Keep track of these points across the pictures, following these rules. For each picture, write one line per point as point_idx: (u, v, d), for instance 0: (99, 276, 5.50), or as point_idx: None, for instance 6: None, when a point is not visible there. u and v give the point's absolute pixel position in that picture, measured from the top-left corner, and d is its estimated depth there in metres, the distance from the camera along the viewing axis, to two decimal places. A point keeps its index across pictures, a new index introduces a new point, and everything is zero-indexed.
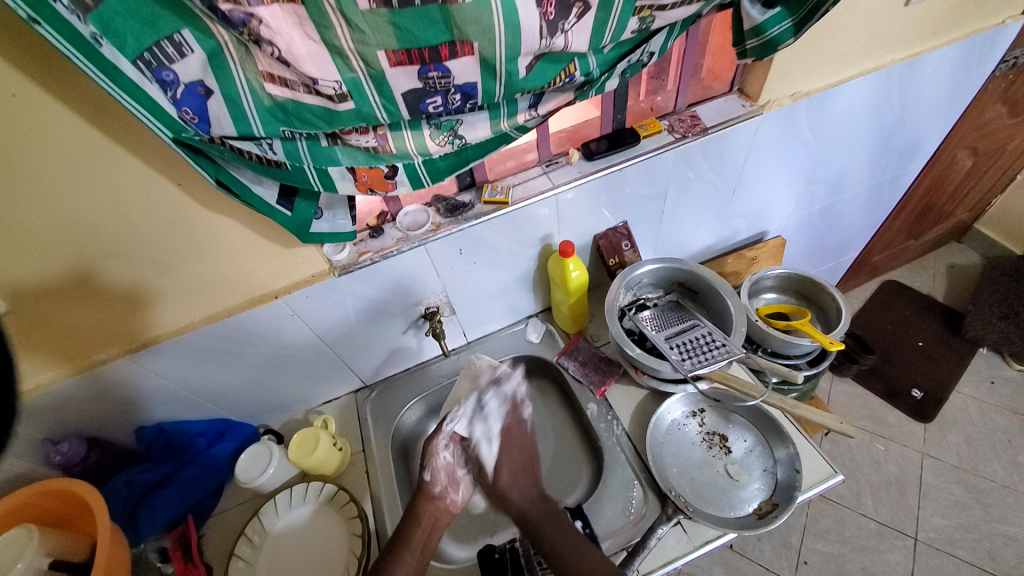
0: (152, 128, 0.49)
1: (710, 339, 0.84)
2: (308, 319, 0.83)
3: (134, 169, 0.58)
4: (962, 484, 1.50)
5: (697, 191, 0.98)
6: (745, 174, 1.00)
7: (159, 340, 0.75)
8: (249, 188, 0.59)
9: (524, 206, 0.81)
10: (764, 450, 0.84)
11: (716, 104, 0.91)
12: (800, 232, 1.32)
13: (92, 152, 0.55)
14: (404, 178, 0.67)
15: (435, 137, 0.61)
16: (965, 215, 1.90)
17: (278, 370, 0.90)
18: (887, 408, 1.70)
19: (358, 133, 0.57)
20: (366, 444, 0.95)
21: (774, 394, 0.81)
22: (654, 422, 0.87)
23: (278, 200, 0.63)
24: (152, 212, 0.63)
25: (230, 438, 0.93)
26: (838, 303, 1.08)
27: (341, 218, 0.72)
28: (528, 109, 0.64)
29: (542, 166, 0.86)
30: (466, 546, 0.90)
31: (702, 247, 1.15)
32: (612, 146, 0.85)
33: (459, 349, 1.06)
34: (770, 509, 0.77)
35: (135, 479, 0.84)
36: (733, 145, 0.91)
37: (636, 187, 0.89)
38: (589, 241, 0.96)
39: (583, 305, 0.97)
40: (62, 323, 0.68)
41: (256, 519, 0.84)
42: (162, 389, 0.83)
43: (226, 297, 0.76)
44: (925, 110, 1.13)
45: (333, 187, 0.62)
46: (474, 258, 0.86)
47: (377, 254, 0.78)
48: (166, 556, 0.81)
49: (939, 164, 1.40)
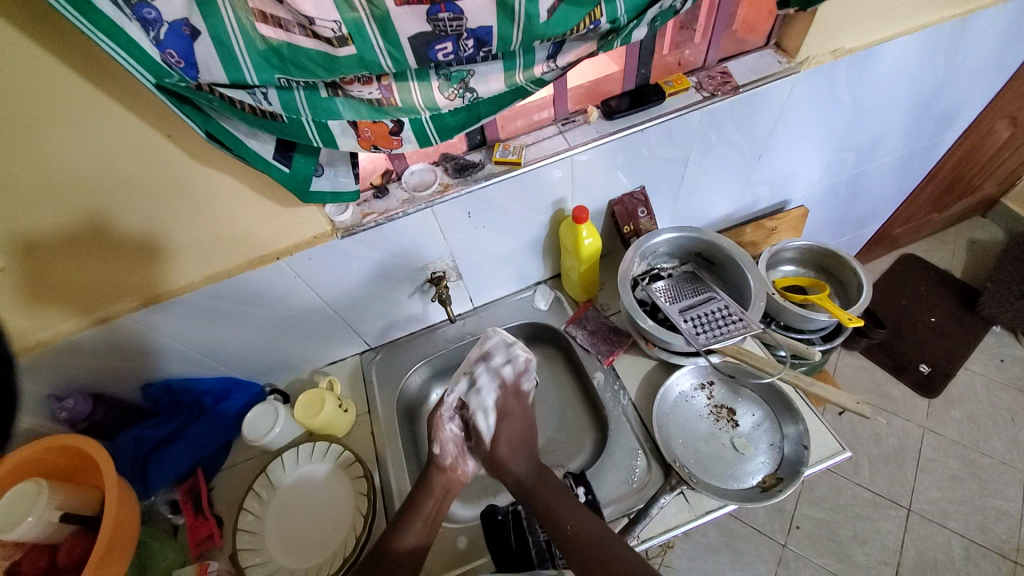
0: (134, 74, 0.44)
1: (726, 313, 0.81)
2: (312, 282, 0.80)
3: (122, 118, 0.54)
4: (961, 459, 1.51)
5: (721, 156, 0.92)
6: (773, 138, 0.94)
7: (164, 298, 0.74)
8: (243, 142, 0.55)
9: (537, 167, 0.77)
10: (771, 424, 0.83)
11: (749, 60, 0.84)
12: (823, 202, 1.26)
13: (75, 100, 0.51)
14: (410, 134, 0.61)
15: (444, 90, 0.56)
16: (995, 188, 1.81)
17: (283, 332, 0.89)
18: (893, 382, 1.69)
19: (361, 83, 0.52)
20: (372, 406, 0.95)
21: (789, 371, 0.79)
22: (662, 393, 0.86)
23: (276, 156, 0.59)
24: (147, 166, 0.59)
25: (237, 396, 0.93)
26: (858, 278, 1.04)
27: (342, 176, 0.68)
28: (546, 61, 0.58)
29: (558, 124, 0.81)
30: (470, 506, 0.92)
31: (720, 215, 1.10)
32: (634, 103, 0.78)
33: (465, 314, 1.04)
34: (775, 482, 0.77)
35: (143, 435, 0.85)
36: (763, 106, 0.85)
37: (657, 150, 0.84)
38: (604, 207, 0.92)
39: (594, 273, 0.94)
40: (63, 279, 0.66)
41: (264, 474, 0.86)
42: (165, 347, 0.82)
43: (226, 257, 0.73)
44: (974, 73, 1.04)
45: (334, 143, 0.58)
46: (483, 222, 0.83)
47: (381, 215, 0.74)
48: (177, 508, 0.83)
49: (977, 133, 1.32)
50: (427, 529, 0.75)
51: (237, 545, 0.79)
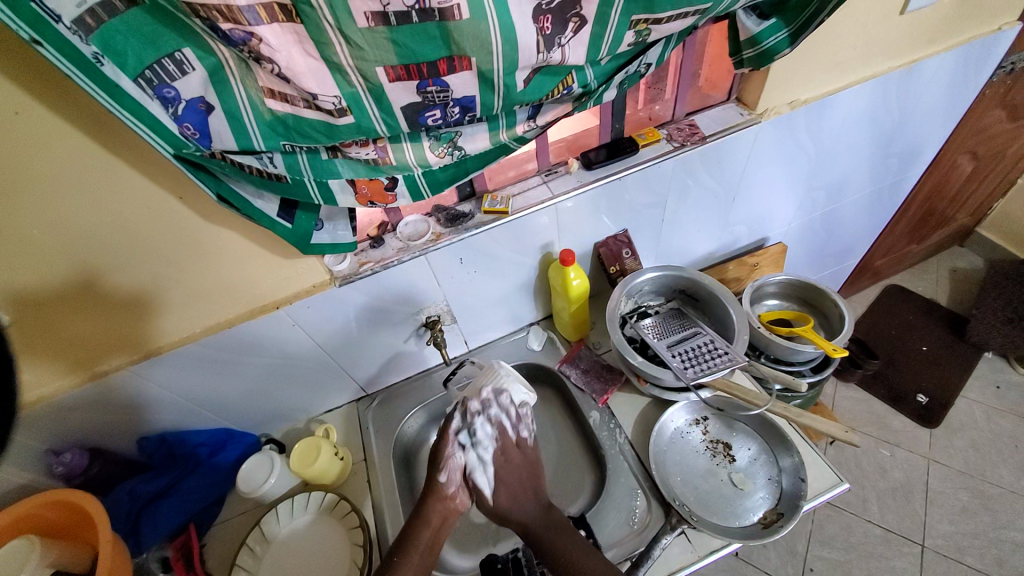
0: (154, 145, 0.49)
1: (711, 347, 0.83)
2: (309, 329, 0.83)
3: (139, 182, 0.59)
4: (969, 490, 1.49)
5: (697, 199, 0.98)
6: (745, 181, 1.00)
7: (161, 352, 0.76)
8: (249, 202, 0.60)
9: (524, 215, 0.82)
10: (768, 458, 0.84)
11: (715, 113, 0.92)
12: (802, 237, 1.32)
13: (97, 169, 0.56)
14: (404, 189, 0.67)
15: (434, 150, 0.62)
16: (968, 219, 1.89)
17: (281, 380, 0.90)
18: (892, 413, 1.69)
19: (358, 146, 0.58)
20: (367, 453, 0.95)
21: (777, 403, 0.81)
22: (656, 430, 0.87)
23: (279, 214, 0.64)
24: (155, 225, 0.63)
25: (232, 447, 0.93)
26: (840, 309, 1.07)
27: (341, 229, 0.72)
28: (526, 121, 0.65)
29: (541, 175, 0.87)
30: (467, 556, 0.90)
31: (703, 253, 1.15)
32: (611, 155, 0.85)
33: (460, 357, 1.06)
34: (776, 518, 0.77)
35: (137, 489, 0.84)
36: (732, 152, 0.92)
37: (636, 196, 0.89)
38: (589, 249, 0.96)
39: (583, 313, 0.97)
40: (66, 335, 0.68)
41: (258, 528, 0.84)
42: (164, 399, 0.83)
43: (227, 307, 0.76)
44: (925, 116, 1.13)
45: (333, 200, 0.63)
46: (474, 267, 0.87)
47: (377, 263, 0.78)
48: (167, 566, 0.81)
49: (940, 169, 1.40)
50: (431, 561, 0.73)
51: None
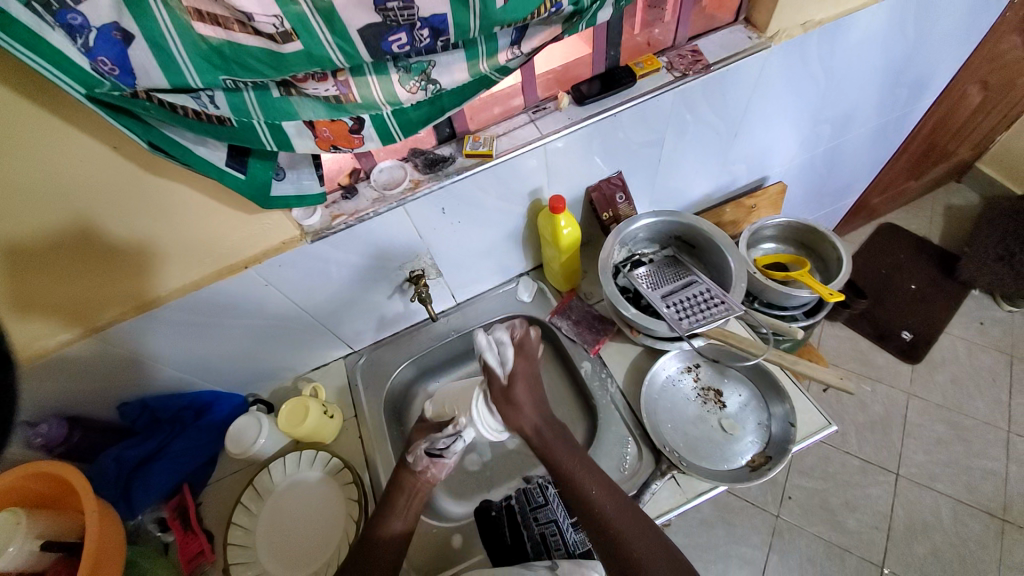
0: (62, 85, 0.41)
1: (709, 296, 0.77)
2: (284, 288, 0.78)
3: (62, 130, 0.51)
4: (946, 423, 1.56)
5: (697, 135, 0.90)
6: (748, 115, 0.93)
7: (146, 310, 0.70)
8: (190, 150, 0.52)
9: (511, 157, 0.75)
10: (759, 404, 0.83)
11: (720, 37, 0.82)
12: (801, 175, 1.26)
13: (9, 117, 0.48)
14: (372, 132, 0.59)
15: (405, 83, 0.54)
16: (968, 153, 1.83)
17: (262, 341, 0.87)
18: (875, 350, 1.72)
19: (316, 80, 0.50)
20: (358, 410, 0.94)
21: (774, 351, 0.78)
22: (648, 380, 0.85)
23: (229, 163, 0.55)
24: (99, 162, 0.55)
25: (219, 408, 0.91)
26: (839, 252, 1.04)
27: (307, 178, 0.64)
28: (510, 47, 0.57)
29: (528, 112, 0.78)
30: (463, 503, 0.92)
31: (699, 196, 1.10)
32: (605, 87, 0.77)
33: (448, 311, 1.02)
34: (764, 461, 0.78)
35: (124, 454, 0.81)
36: (737, 82, 0.83)
37: (631, 133, 0.82)
38: (581, 194, 0.90)
39: (575, 262, 0.92)
40: (38, 294, 0.62)
41: (251, 487, 0.84)
42: (138, 367, 0.79)
43: (188, 269, 0.69)
44: (942, 40, 1.04)
45: (289, 145, 0.55)
46: (458, 218, 0.81)
47: (351, 217, 0.71)
48: (165, 526, 0.82)
49: (948, 100, 1.33)
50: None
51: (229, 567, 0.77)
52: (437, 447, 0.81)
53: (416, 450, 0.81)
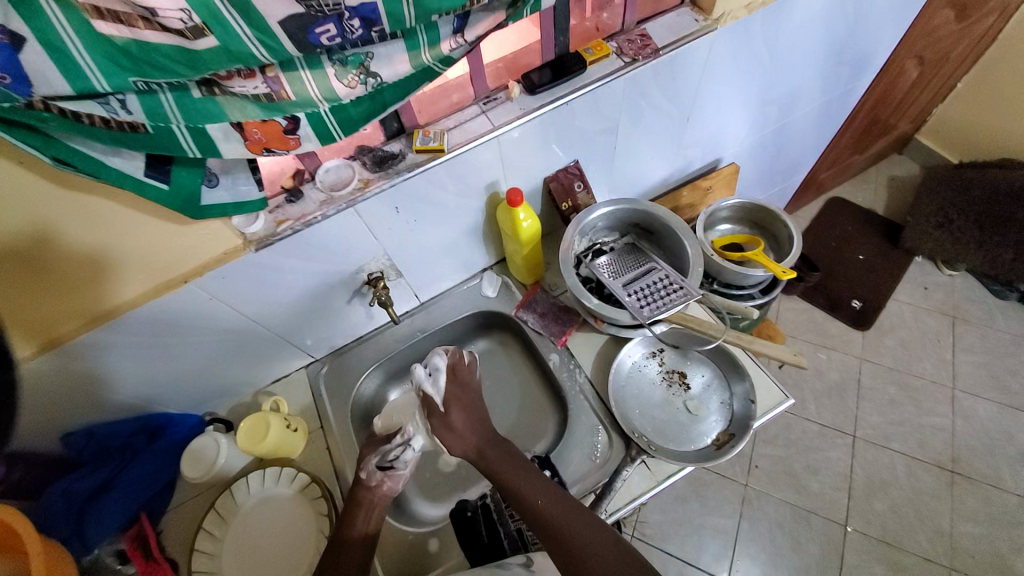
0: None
1: (667, 283, 0.78)
2: (232, 301, 0.73)
3: None
4: (897, 384, 1.65)
5: (651, 120, 0.90)
6: (699, 98, 0.93)
7: (92, 327, 0.65)
8: (102, 162, 0.47)
9: (463, 151, 0.72)
10: (721, 383, 0.85)
11: (667, 21, 0.82)
12: (753, 155, 1.29)
13: None
14: (309, 132, 0.55)
15: (342, 77, 0.51)
16: (908, 127, 1.92)
17: (214, 357, 0.82)
18: (829, 320, 1.80)
19: (242, 77, 0.46)
20: (324, 420, 0.90)
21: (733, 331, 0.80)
22: (615, 368, 0.86)
23: (148, 174, 0.51)
24: (6, 180, 0.49)
25: (174, 431, 0.86)
26: (789, 230, 1.07)
27: (242, 183, 0.59)
28: (453, 36, 0.55)
29: (479, 104, 0.76)
30: (439, 505, 0.91)
31: (656, 180, 1.10)
32: (556, 76, 0.75)
33: (411, 311, 1.00)
34: (727, 439, 0.79)
35: (72, 488, 0.74)
36: (686, 65, 0.83)
37: (585, 121, 0.81)
38: (539, 185, 0.89)
39: (537, 254, 0.91)
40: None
41: (213, 511, 0.79)
42: (74, 397, 0.73)
43: (131, 282, 0.64)
44: (878, 19, 1.07)
45: (215, 150, 0.51)
46: (414, 216, 0.78)
47: (297, 222, 0.67)
48: (125, 559, 0.76)
49: (887, 76, 1.38)
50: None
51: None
52: (388, 459, 0.79)
53: (368, 465, 0.78)
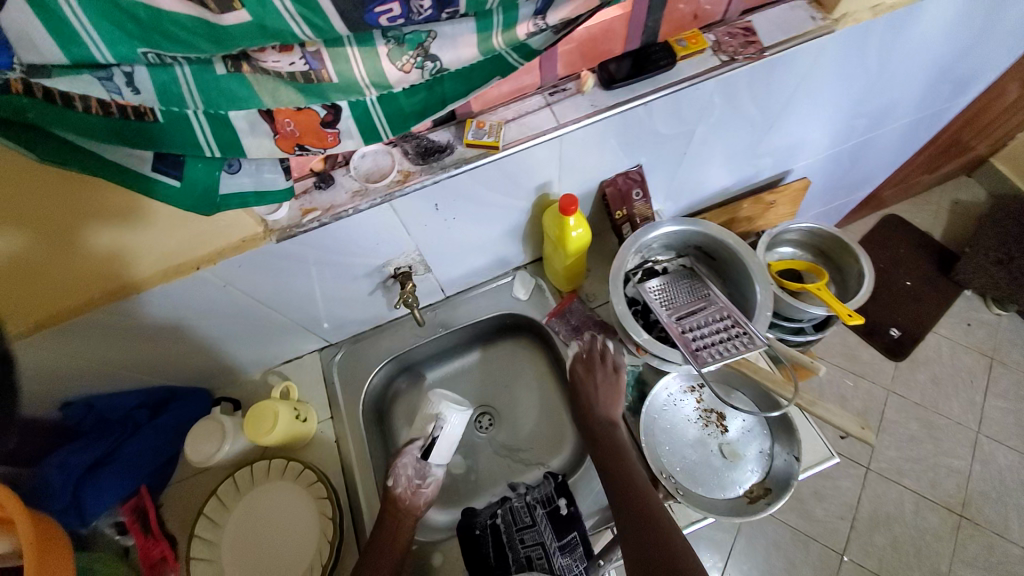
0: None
1: (728, 325, 0.69)
2: (247, 288, 0.67)
3: None
4: (920, 422, 1.58)
5: (731, 127, 0.79)
6: (789, 107, 0.81)
7: (102, 306, 0.60)
8: (103, 153, 0.39)
9: (519, 150, 0.63)
10: (763, 431, 0.78)
11: (777, 14, 0.70)
12: (824, 170, 1.16)
13: None
14: (352, 125, 0.46)
15: (397, 59, 0.42)
16: (986, 149, 1.75)
17: (225, 337, 0.76)
18: (862, 345, 1.70)
19: (276, 50, 0.38)
20: (334, 410, 0.86)
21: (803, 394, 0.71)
22: (648, 400, 0.79)
23: (160, 167, 0.43)
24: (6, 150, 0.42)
25: (177, 406, 0.82)
26: (860, 266, 0.97)
27: (268, 170, 0.50)
28: (532, 18, 0.44)
29: (544, 94, 0.66)
30: (447, 509, 0.87)
31: (717, 189, 0.97)
32: (637, 69, 0.64)
33: (435, 305, 0.93)
34: (762, 493, 0.74)
35: (70, 460, 0.70)
36: (786, 72, 0.71)
37: (660, 125, 0.70)
38: (594, 188, 0.79)
39: (581, 264, 0.83)
40: (13, 286, 0.53)
41: (214, 497, 0.77)
42: (78, 368, 0.68)
43: (146, 264, 0.58)
44: (1007, 34, 0.92)
45: (240, 144, 0.43)
46: (454, 213, 0.69)
47: (326, 213, 0.59)
48: (124, 530, 0.75)
49: (989, 96, 1.22)
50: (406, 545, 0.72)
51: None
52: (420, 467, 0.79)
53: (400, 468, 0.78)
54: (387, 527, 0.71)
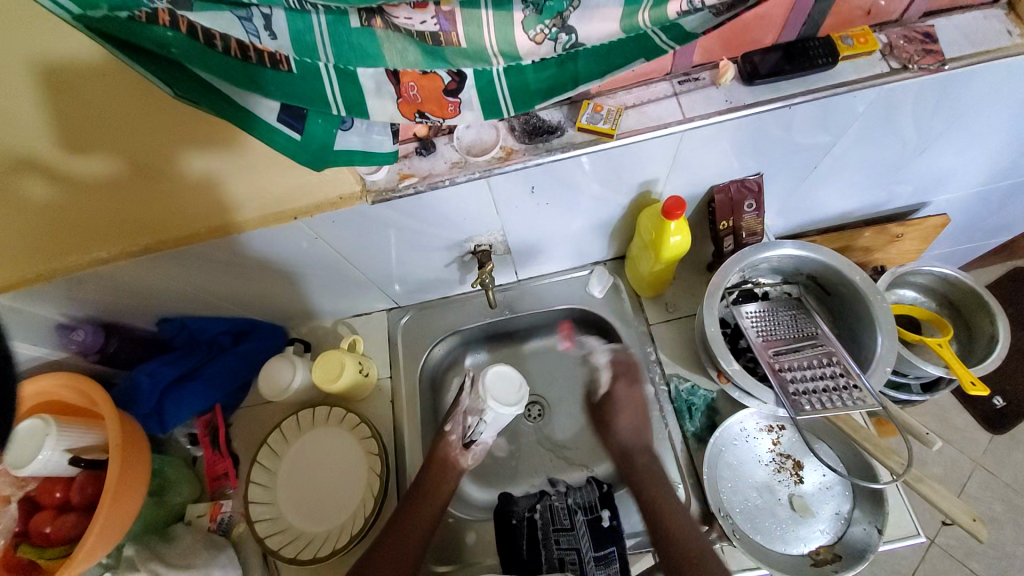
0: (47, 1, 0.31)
1: (835, 373, 0.61)
2: (333, 242, 0.67)
3: None
4: (1008, 504, 1.30)
5: (879, 145, 0.68)
6: (956, 132, 0.68)
7: (204, 239, 0.62)
8: (232, 98, 0.39)
9: (633, 143, 0.57)
10: (843, 492, 0.71)
11: (965, 21, 0.58)
12: (972, 210, 0.99)
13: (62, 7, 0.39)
14: (472, 94, 0.43)
15: (530, 29, 0.38)
16: None
17: (305, 285, 0.79)
18: (957, 409, 1.41)
19: (411, 6, 0.36)
20: (394, 371, 0.87)
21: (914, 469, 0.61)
22: (720, 430, 0.73)
23: (282, 118, 0.42)
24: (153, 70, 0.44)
25: (257, 337, 0.87)
26: (995, 330, 0.84)
27: (377, 132, 0.48)
28: None
29: (672, 82, 0.59)
30: (484, 488, 0.87)
31: (838, 212, 0.86)
32: (788, 62, 0.56)
33: (506, 286, 0.91)
34: (830, 559, 0.67)
35: (158, 370, 0.79)
36: (967, 90, 0.59)
37: (796, 133, 0.62)
38: (701, 192, 0.72)
39: (670, 271, 0.77)
40: (136, 203, 0.57)
41: (277, 430, 0.81)
42: (178, 290, 0.73)
43: (249, 203, 0.60)
44: None
45: (362, 105, 0.41)
46: (548, 199, 0.65)
47: (423, 181, 0.58)
48: (194, 441, 0.83)
49: None
50: (437, 511, 0.72)
51: (252, 519, 0.75)
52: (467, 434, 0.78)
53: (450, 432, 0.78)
54: (427, 493, 0.72)
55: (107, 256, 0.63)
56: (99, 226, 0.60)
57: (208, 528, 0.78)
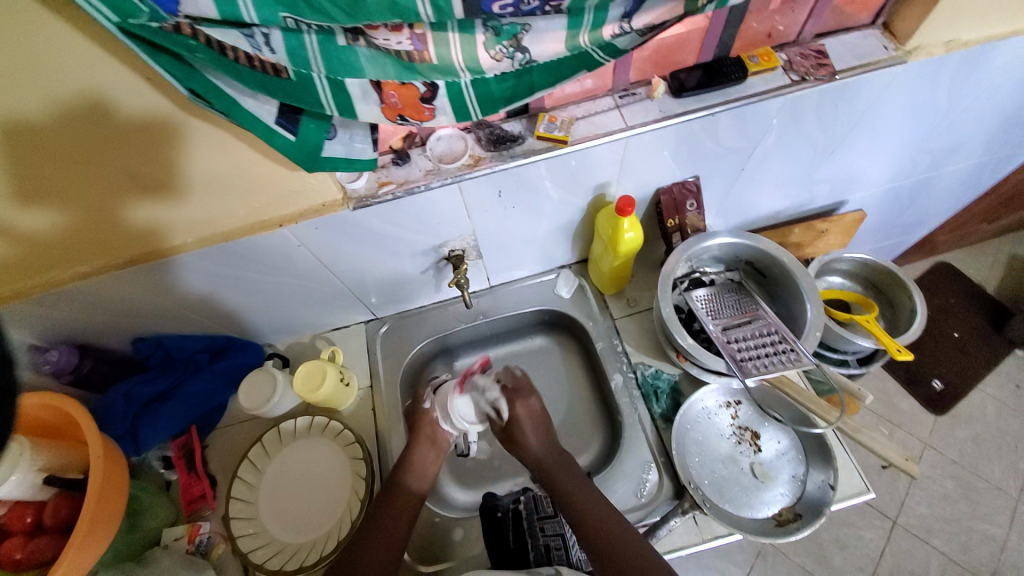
0: (93, 10, 0.36)
1: (775, 340, 0.70)
2: (315, 250, 0.71)
3: (105, 62, 0.44)
4: (958, 480, 1.33)
5: (795, 147, 0.79)
6: (855, 135, 0.81)
7: (189, 249, 0.65)
8: (238, 102, 0.46)
9: (586, 147, 0.65)
10: (797, 456, 0.78)
11: (851, 40, 0.70)
12: (884, 208, 1.13)
13: (59, 49, 0.42)
14: (445, 103, 0.51)
15: (490, 48, 0.45)
16: None
17: (283, 298, 0.81)
18: (901, 394, 1.46)
19: (389, 29, 0.42)
20: (374, 379, 0.89)
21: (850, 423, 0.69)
22: (685, 407, 0.79)
23: (279, 120, 0.50)
24: (141, 97, 0.48)
25: (234, 354, 0.87)
26: (914, 306, 0.96)
27: (359, 140, 0.56)
28: (619, 20, 0.46)
29: (615, 96, 0.69)
30: (468, 490, 0.89)
31: (769, 212, 0.97)
32: (708, 79, 0.66)
33: (480, 292, 0.96)
34: (792, 518, 0.73)
35: (134, 390, 0.79)
36: (855, 98, 0.72)
37: (722, 139, 0.72)
38: (649, 194, 0.81)
39: (627, 267, 0.84)
40: (122, 219, 0.60)
41: (259, 444, 0.82)
42: (156, 307, 0.75)
43: (232, 214, 0.64)
44: None
45: (352, 109, 0.48)
46: (514, 203, 0.72)
47: (400, 188, 0.64)
48: (169, 465, 0.81)
49: None
50: (410, 500, 0.74)
51: (235, 534, 0.76)
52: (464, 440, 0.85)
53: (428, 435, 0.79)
54: (406, 494, 0.74)
55: (89, 270, 0.64)
56: (80, 244, 0.61)
57: (186, 550, 0.74)
